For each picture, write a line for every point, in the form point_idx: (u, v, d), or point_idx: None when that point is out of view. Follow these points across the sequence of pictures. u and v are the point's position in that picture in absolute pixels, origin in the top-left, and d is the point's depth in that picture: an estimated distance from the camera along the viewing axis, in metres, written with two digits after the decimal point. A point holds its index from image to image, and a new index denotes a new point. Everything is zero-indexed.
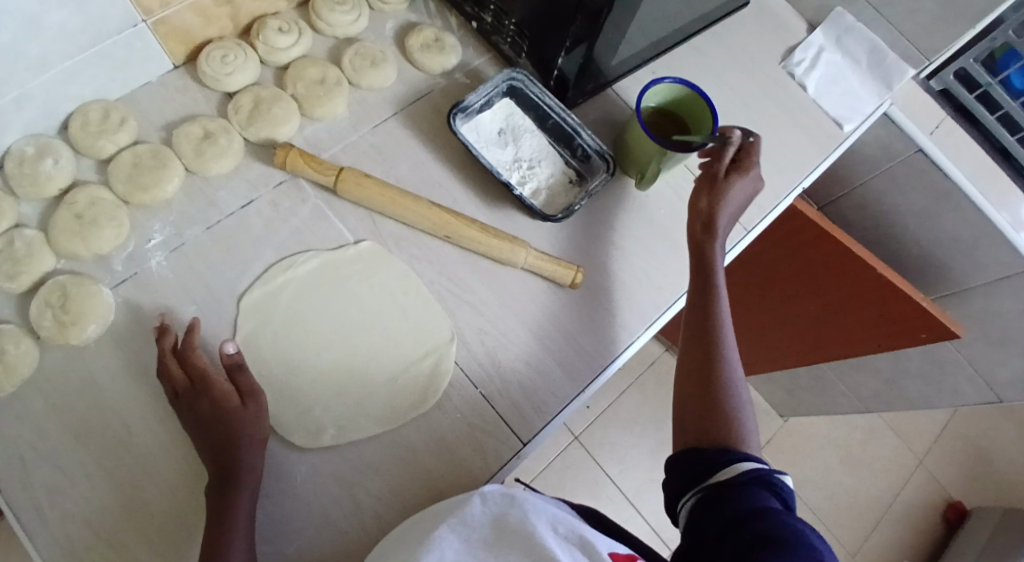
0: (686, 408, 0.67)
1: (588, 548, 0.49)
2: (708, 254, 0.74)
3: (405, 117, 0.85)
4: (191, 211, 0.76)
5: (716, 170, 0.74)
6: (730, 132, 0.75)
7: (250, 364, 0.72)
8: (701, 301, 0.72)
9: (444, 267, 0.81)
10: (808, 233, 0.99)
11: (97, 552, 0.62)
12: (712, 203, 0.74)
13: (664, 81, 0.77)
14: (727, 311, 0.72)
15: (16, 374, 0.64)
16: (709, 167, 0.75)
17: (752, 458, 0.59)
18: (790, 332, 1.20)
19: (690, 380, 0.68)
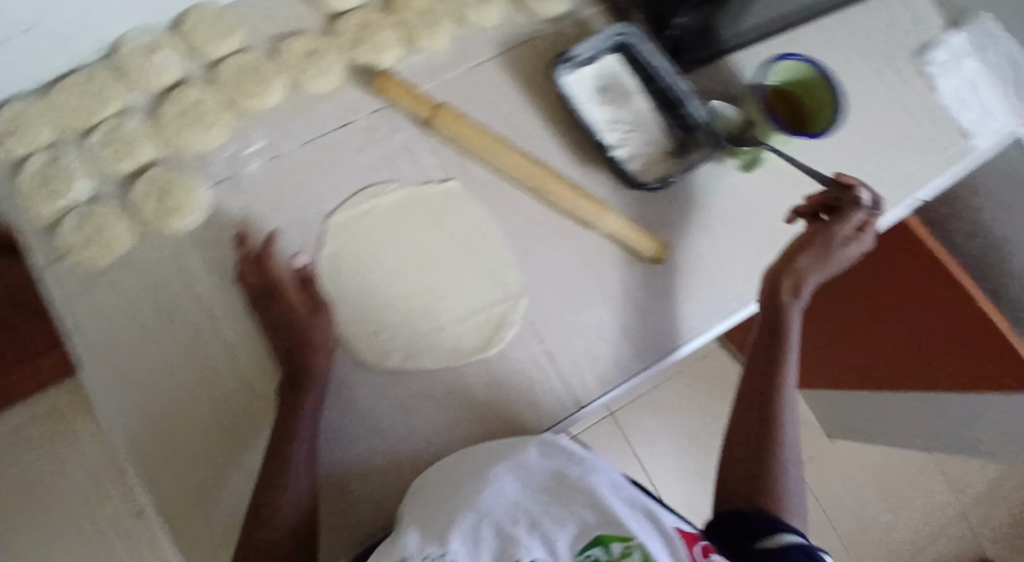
0: (733, 469, 0.64)
1: (655, 517, 0.46)
2: (785, 313, 0.70)
3: (508, 61, 0.84)
4: (290, 123, 0.77)
5: (834, 231, 0.71)
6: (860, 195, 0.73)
7: (328, 280, 0.74)
8: (770, 360, 0.69)
9: (524, 219, 0.80)
10: (917, 250, 1.00)
11: (166, 429, 0.65)
12: (816, 264, 0.71)
13: (791, 57, 0.76)
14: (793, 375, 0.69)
15: (113, 250, 0.68)
16: (827, 226, 0.72)
17: (795, 530, 0.55)
18: (861, 359, 1.17)
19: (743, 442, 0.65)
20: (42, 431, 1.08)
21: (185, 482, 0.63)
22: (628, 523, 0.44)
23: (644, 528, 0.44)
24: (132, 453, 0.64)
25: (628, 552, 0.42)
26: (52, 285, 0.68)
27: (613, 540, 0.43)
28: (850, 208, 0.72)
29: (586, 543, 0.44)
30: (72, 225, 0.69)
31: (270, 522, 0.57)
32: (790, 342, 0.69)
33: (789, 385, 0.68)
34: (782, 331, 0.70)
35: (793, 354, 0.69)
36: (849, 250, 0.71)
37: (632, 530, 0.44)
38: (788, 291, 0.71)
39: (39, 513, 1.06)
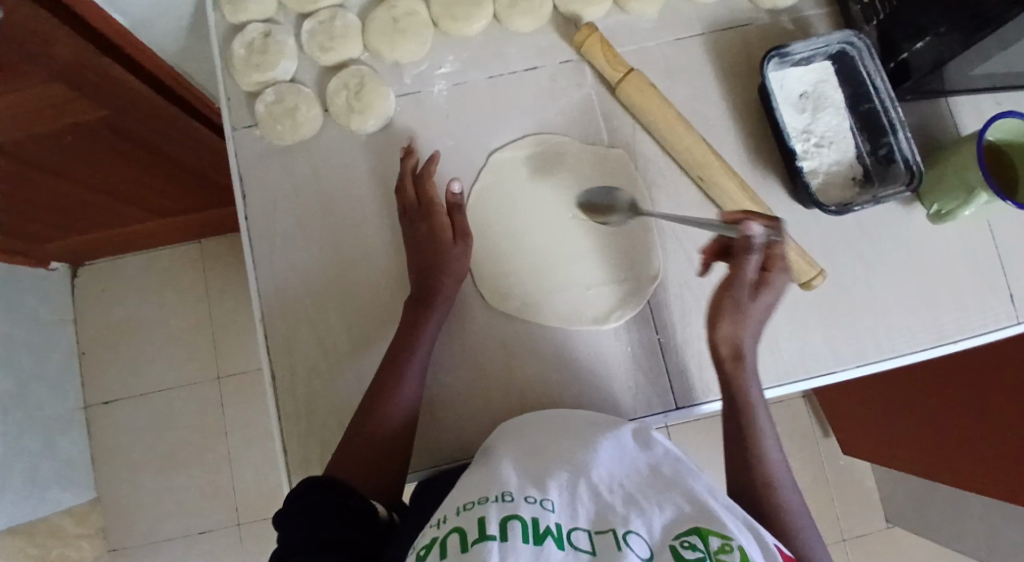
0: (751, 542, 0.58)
1: (756, 530, 0.46)
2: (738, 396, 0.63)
3: (710, 44, 0.80)
4: (482, 55, 0.79)
5: (739, 286, 0.61)
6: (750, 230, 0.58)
7: (475, 212, 0.76)
8: (737, 443, 0.62)
9: (679, 208, 0.78)
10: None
11: (302, 304, 0.70)
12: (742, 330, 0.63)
13: (1013, 115, 0.67)
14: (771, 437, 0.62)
15: (299, 132, 0.73)
16: (731, 283, 0.62)
17: None
18: (924, 438, 1.08)
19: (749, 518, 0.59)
20: (192, 278, 1.24)
21: (308, 360, 0.69)
22: (728, 525, 0.44)
23: (744, 535, 0.44)
24: (269, 318, 0.70)
25: (727, 549, 0.41)
26: (240, 149, 0.73)
27: (713, 535, 0.42)
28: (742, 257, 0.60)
29: (683, 531, 0.43)
30: (269, 99, 0.73)
31: (379, 420, 0.61)
32: (755, 412, 0.62)
33: (771, 452, 0.62)
34: (745, 409, 0.62)
35: (766, 423, 0.63)
36: (758, 303, 0.63)
37: (732, 531, 0.43)
38: (729, 363, 0.63)
39: (173, 347, 1.23)
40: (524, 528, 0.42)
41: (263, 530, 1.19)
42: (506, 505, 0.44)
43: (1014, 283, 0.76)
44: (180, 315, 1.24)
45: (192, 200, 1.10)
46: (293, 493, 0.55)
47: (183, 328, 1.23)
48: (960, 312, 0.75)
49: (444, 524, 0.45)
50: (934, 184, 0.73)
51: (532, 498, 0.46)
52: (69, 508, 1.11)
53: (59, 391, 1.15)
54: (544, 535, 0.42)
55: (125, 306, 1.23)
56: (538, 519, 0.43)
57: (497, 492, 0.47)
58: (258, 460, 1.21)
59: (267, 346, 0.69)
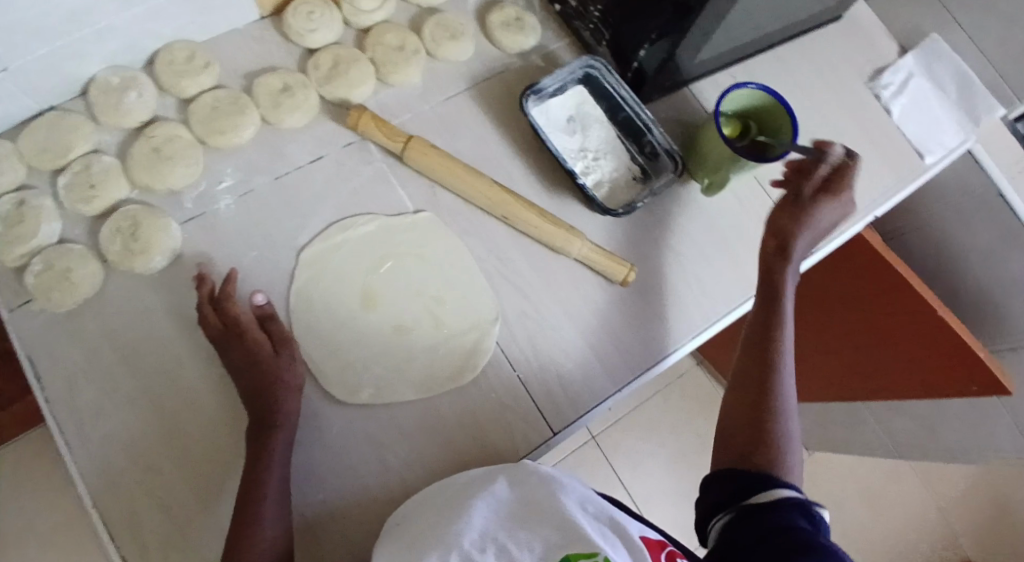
0: (739, 424, 0.64)
1: (620, 529, 0.49)
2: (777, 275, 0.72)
3: (477, 93, 0.85)
4: (262, 160, 0.78)
5: (803, 190, 0.73)
6: (832, 148, 0.72)
7: (299, 313, 0.73)
8: (767, 320, 0.69)
9: (495, 247, 0.81)
10: (870, 264, 0.97)
11: (133, 474, 0.64)
12: (796, 228, 0.72)
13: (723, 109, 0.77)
14: (790, 337, 0.69)
15: (77, 293, 0.67)
16: (796, 186, 0.74)
17: (790, 486, 0.56)
18: (822, 365, 1.19)
19: (744, 396, 0.66)
20: (41, 474, 1.11)
21: (160, 533, 0.63)
22: (593, 538, 0.47)
23: (608, 540, 0.47)
24: (101, 502, 0.63)
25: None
26: (17, 331, 0.67)
27: (581, 557, 0.45)
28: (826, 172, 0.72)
29: None
30: (37, 269, 0.67)
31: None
32: (786, 307, 0.70)
33: (786, 349, 0.68)
34: (778, 298, 0.70)
35: (788, 330, 0.69)
36: (809, 202, 0.72)
37: (597, 546, 0.46)
38: (774, 253, 0.73)
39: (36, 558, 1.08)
40: None
41: None
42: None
43: None
44: (36, 520, 1.09)
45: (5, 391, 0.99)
46: None
47: (46, 530, 1.09)
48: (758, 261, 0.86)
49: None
50: (701, 161, 0.82)
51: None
52: None
53: None
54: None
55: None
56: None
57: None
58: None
59: (105, 532, 0.62)
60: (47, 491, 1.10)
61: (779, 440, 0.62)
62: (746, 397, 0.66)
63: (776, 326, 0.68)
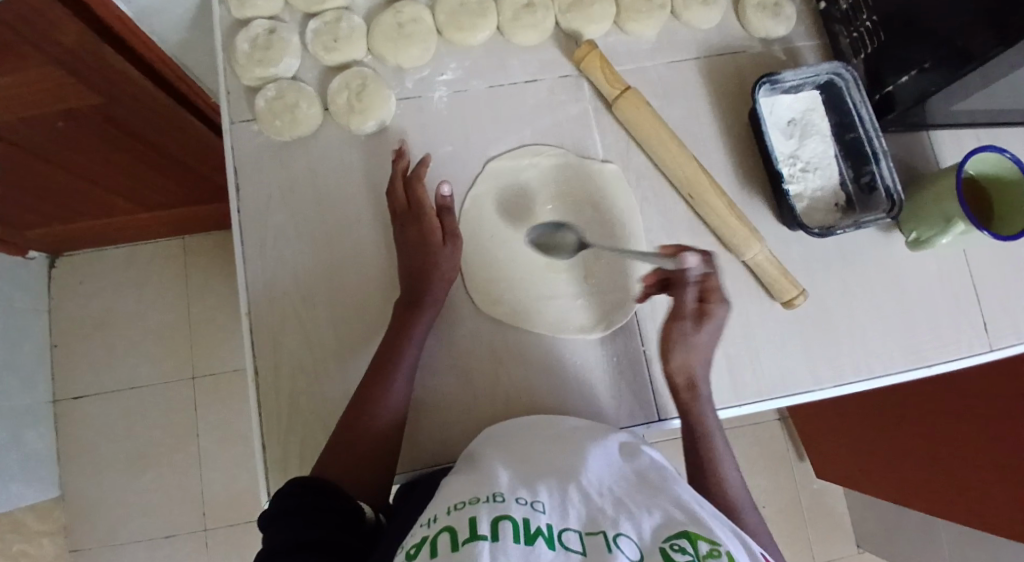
0: None
1: (742, 537, 0.45)
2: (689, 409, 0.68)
3: (705, 68, 0.83)
4: (484, 65, 0.80)
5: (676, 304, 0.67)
6: (684, 260, 0.64)
7: (469, 216, 0.76)
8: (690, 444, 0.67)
9: (668, 223, 0.79)
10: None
11: (291, 301, 0.71)
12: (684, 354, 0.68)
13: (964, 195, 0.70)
14: (721, 441, 0.67)
15: (299, 127, 0.74)
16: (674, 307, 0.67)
17: None
18: None
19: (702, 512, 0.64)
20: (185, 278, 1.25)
21: (292, 359, 0.70)
22: (715, 530, 0.44)
23: (730, 537, 0.44)
24: (256, 314, 0.70)
25: (714, 554, 0.41)
26: (236, 143, 0.74)
27: (702, 539, 0.42)
28: (680, 283, 0.66)
29: (672, 533, 0.43)
30: (269, 95, 0.74)
31: (360, 434, 0.62)
32: (704, 421, 0.68)
33: (720, 455, 0.66)
34: (695, 423, 0.68)
35: (718, 440, 0.67)
36: (702, 329, 0.68)
37: (719, 537, 0.43)
38: (685, 388, 0.69)
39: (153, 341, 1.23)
40: (515, 528, 0.42)
41: (232, 535, 1.19)
42: (498, 505, 0.44)
43: (987, 312, 0.80)
44: (158, 313, 1.25)
45: (178, 192, 1.12)
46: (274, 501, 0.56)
47: (163, 323, 1.25)
48: (934, 337, 0.79)
49: (434, 523, 0.44)
50: (915, 212, 0.77)
51: (523, 499, 0.45)
52: (32, 503, 1.11)
53: (29, 384, 1.15)
54: (536, 536, 0.42)
55: (102, 299, 1.24)
56: (529, 520, 0.43)
57: (487, 492, 0.47)
58: (229, 464, 1.21)
59: (251, 339, 0.70)
60: (174, 292, 1.26)
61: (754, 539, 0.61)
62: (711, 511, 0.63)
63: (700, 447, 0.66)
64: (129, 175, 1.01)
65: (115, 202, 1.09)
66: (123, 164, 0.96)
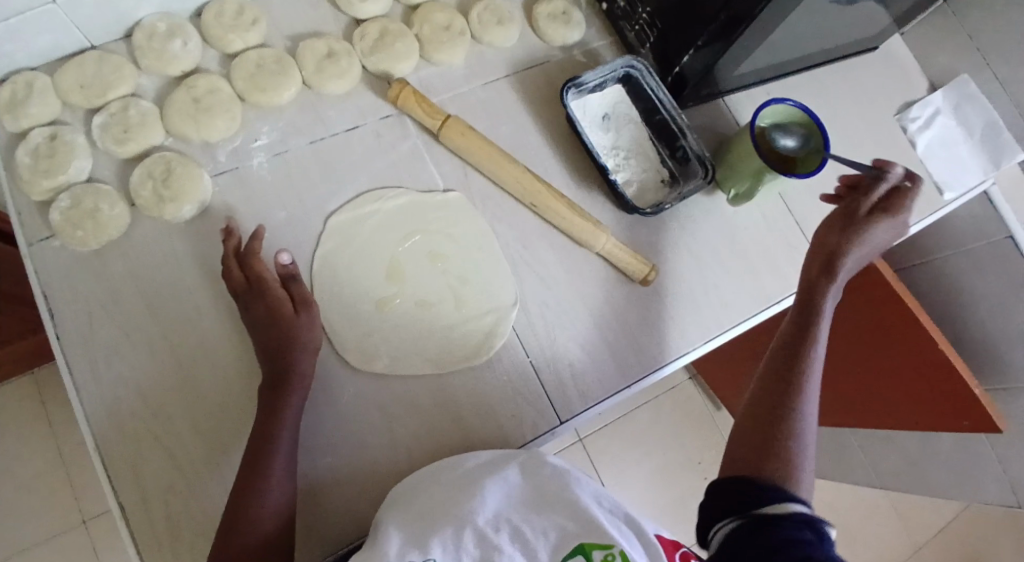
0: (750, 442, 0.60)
1: (635, 524, 0.49)
2: (817, 294, 0.68)
3: (518, 81, 0.86)
4: (298, 123, 0.78)
5: (863, 204, 0.70)
6: (888, 166, 0.71)
7: (321, 278, 0.73)
8: (798, 337, 0.66)
9: (521, 235, 0.81)
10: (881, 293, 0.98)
11: (142, 417, 0.65)
12: (848, 243, 0.69)
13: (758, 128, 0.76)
14: (822, 353, 0.66)
15: (104, 232, 0.67)
16: (858, 198, 0.71)
17: (800, 500, 0.52)
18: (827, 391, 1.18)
19: (761, 418, 0.62)
20: (30, 419, 1.11)
21: (160, 479, 0.64)
22: (608, 530, 0.47)
23: (624, 533, 0.48)
24: (105, 445, 0.63)
25: (609, 560, 0.45)
26: (39, 264, 0.67)
27: (596, 548, 0.46)
28: (875, 182, 0.71)
29: (569, 552, 0.47)
30: (64, 205, 0.67)
31: (242, 543, 0.57)
32: (823, 325, 0.67)
33: (815, 366, 0.65)
34: (815, 317, 0.67)
35: (820, 349, 0.66)
36: (876, 217, 0.69)
37: (613, 538, 0.46)
38: (820, 269, 0.69)
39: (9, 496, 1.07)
40: None
41: None
42: None
43: None
44: (14, 466, 1.09)
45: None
46: None
47: (21, 474, 1.09)
48: (777, 276, 0.87)
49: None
50: (728, 171, 0.83)
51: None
52: None
53: None
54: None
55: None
56: None
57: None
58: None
59: (106, 474, 0.62)
60: (25, 436, 1.10)
61: (796, 458, 0.58)
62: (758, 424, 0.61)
63: (808, 340, 0.65)
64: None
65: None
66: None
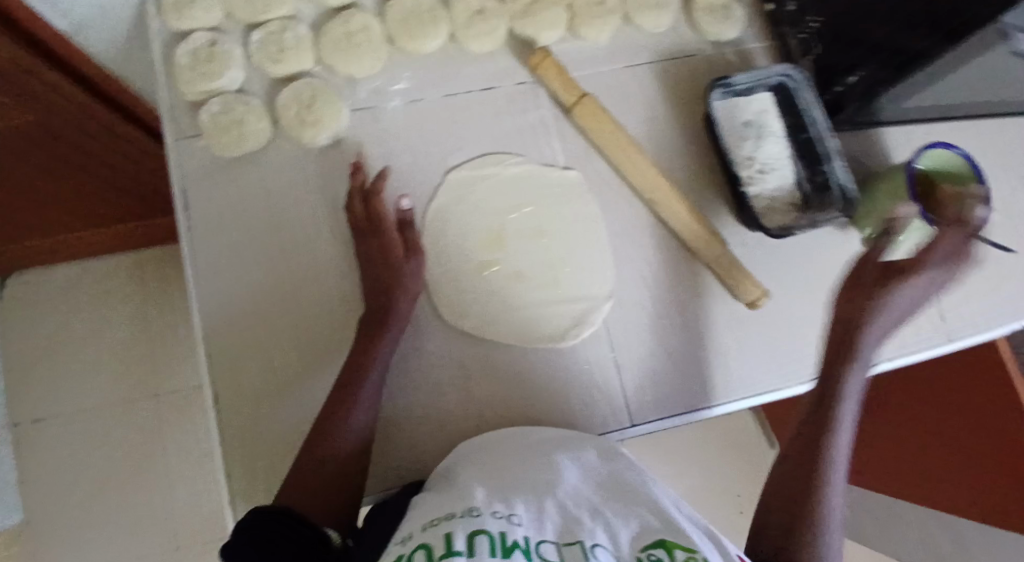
0: (778, 513, 0.64)
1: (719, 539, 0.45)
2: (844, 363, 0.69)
3: (660, 72, 0.83)
4: (438, 73, 0.79)
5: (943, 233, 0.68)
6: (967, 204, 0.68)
7: (430, 228, 0.75)
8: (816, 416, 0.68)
9: (631, 228, 0.79)
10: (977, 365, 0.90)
11: (248, 320, 0.69)
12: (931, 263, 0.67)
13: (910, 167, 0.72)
14: (846, 420, 0.68)
15: (246, 143, 0.72)
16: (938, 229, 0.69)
17: None
18: None
19: (784, 493, 0.65)
20: (127, 298, 1.18)
21: (253, 380, 0.68)
22: (691, 534, 0.44)
23: (707, 542, 0.44)
24: (212, 337, 0.68)
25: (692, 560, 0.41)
26: (182, 161, 0.71)
27: (678, 548, 0.42)
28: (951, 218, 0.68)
29: (648, 544, 0.43)
30: (214, 108, 0.72)
31: (324, 456, 0.61)
32: (844, 395, 0.68)
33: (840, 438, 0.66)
34: (836, 392, 0.68)
35: (841, 420, 0.67)
36: (944, 236, 0.68)
37: (696, 543, 0.43)
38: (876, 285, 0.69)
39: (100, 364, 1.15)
40: (491, 542, 0.41)
41: None
42: (474, 519, 0.44)
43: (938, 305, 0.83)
44: (108, 337, 1.17)
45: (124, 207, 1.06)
46: (237, 533, 0.53)
47: (111, 345, 1.17)
48: (890, 330, 0.81)
49: (409, 543, 0.44)
50: (869, 210, 0.79)
51: (498, 513, 0.45)
52: None
53: None
54: (513, 549, 0.41)
55: (54, 320, 1.16)
56: (505, 533, 0.42)
57: (463, 507, 0.46)
58: (196, 485, 1.13)
59: (208, 364, 0.68)
60: (121, 313, 1.18)
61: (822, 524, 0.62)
62: (788, 497, 0.64)
63: (825, 423, 0.67)
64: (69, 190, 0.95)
65: (53, 221, 1.04)
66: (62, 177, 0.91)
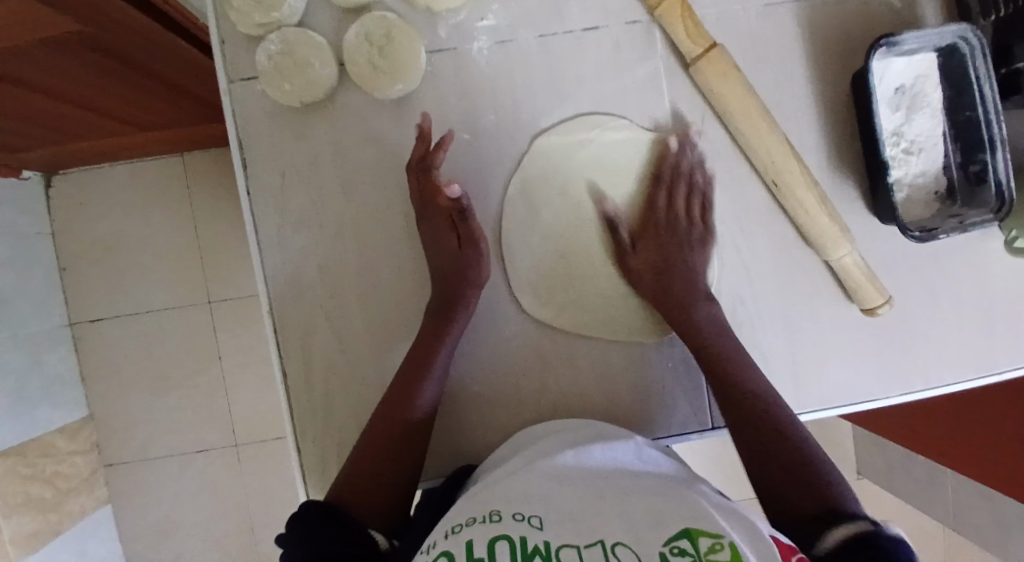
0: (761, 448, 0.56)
1: (745, 519, 0.41)
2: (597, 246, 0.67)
3: (805, 16, 0.68)
4: (535, 7, 0.66)
5: None
6: None
7: (512, 201, 0.66)
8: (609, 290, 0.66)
9: (743, 213, 0.68)
10: None
11: (314, 295, 0.64)
12: None
13: None
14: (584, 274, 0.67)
15: (311, 92, 0.62)
16: None
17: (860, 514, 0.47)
18: None
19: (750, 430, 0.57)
20: (176, 201, 1.05)
21: (319, 359, 0.64)
22: (719, 522, 0.40)
23: (734, 526, 0.40)
24: (279, 308, 0.64)
25: (717, 548, 0.37)
26: (240, 108, 0.63)
27: (703, 536, 0.38)
28: None
29: (673, 535, 0.39)
30: (274, 48, 0.61)
31: (384, 447, 0.57)
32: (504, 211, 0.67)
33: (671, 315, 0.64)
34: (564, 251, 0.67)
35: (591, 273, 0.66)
36: None
37: (723, 529, 0.39)
38: None
39: (159, 265, 1.06)
40: (513, 547, 0.38)
41: (264, 452, 1.09)
42: (494, 523, 0.41)
43: None
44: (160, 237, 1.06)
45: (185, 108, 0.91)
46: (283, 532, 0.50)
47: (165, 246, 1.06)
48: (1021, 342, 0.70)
49: (430, 548, 0.40)
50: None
51: (520, 515, 0.42)
52: (58, 425, 1.00)
53: (40, 307, 1.00)
54: (533, 556, 0.38)
55: (105, 215, 1.05)
56: (526, 537, 0.39)
57: (483, 511, 0.43)
58: (257, 385, 1.08)
59: (277, 338, 0.64)
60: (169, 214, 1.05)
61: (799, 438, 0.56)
62: (758, 433, 0.57)
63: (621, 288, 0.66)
64: (120, 99, 0.81)
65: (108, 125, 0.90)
66: (112, 89, 0.77)
